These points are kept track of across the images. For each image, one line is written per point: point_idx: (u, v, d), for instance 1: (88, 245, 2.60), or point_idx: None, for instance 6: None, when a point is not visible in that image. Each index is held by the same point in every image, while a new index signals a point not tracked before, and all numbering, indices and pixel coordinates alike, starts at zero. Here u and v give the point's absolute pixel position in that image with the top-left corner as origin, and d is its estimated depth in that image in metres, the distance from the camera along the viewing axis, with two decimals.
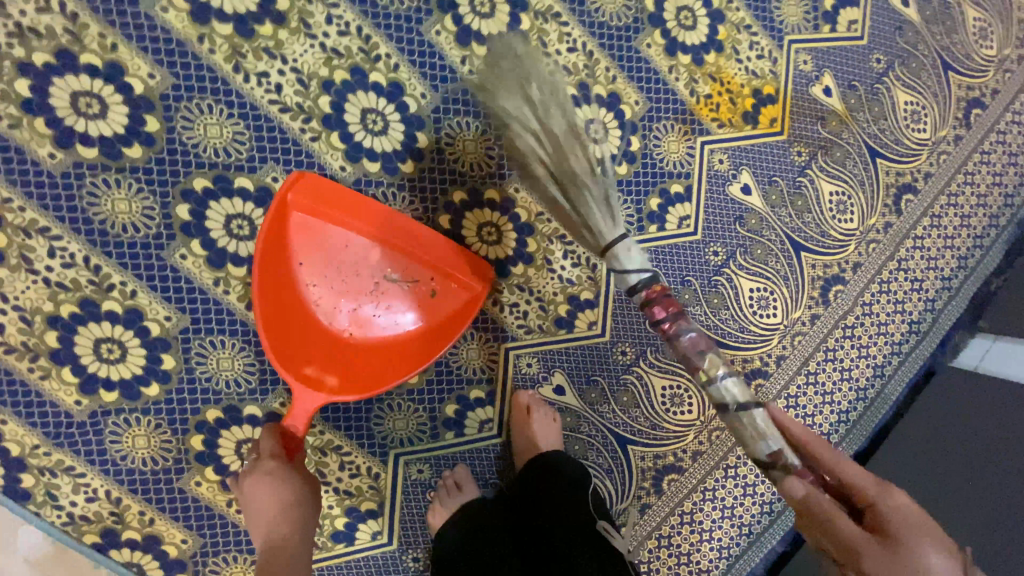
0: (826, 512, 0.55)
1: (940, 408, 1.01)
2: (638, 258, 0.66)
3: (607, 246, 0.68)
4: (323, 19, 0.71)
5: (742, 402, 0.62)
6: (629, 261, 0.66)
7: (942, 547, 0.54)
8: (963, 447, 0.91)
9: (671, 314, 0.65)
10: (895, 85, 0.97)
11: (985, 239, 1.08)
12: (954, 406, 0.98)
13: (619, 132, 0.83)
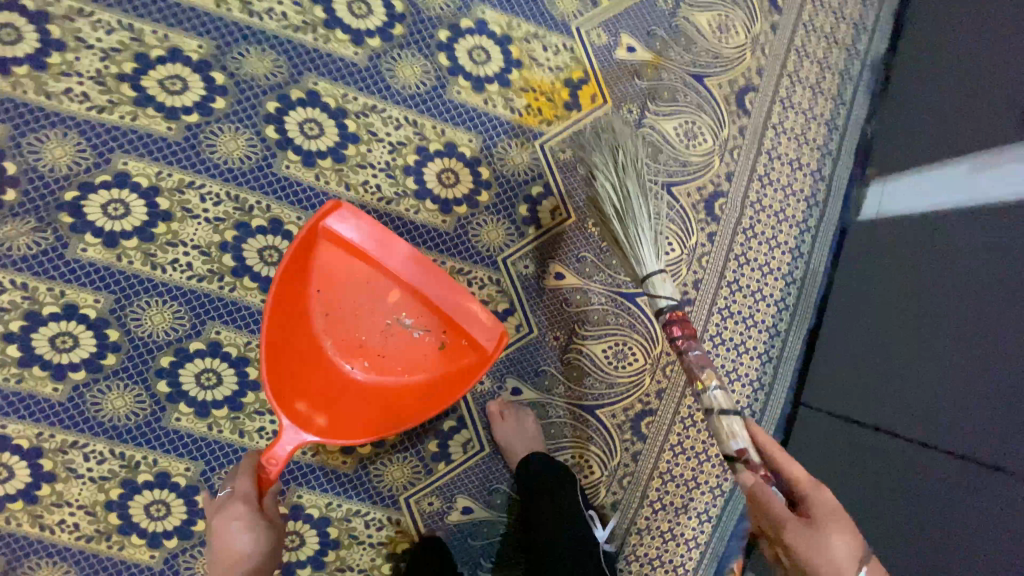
0: (761, 495, 0.69)
1: (860, 262, 1.09)
2: (668, 287, 0.85)
3: (646, 275, 0.86)
4: (200, 200, 0.88)
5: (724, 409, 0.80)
6: (663, 288, 0.85)
7: (850, 534, 0.64)
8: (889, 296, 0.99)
9: (685, 335, 0.85)
10: (691, 12, 1.07)
11: (846, 95, 1.14)
12: (873, 256, 1.06)
13: (468, 170, 0.96)
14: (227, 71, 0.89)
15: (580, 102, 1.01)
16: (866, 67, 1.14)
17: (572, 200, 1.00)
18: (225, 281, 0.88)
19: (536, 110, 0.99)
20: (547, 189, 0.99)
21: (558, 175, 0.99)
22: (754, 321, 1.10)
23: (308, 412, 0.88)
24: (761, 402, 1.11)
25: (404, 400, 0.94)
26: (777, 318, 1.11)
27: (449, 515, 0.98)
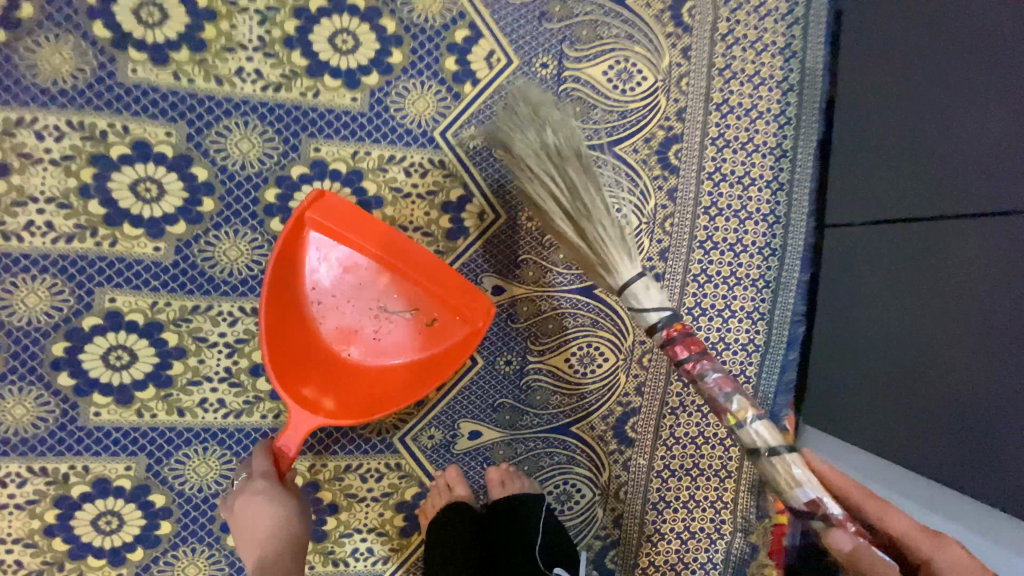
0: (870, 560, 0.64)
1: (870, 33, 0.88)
2: (653, 295, 0.69)
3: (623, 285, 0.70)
4: (36, 138, 0.68)
5: (775, 447, 0.67)
6: (647, 297, 0.69)
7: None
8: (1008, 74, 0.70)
9: (694, 353, 0.68)
10: None
11: None
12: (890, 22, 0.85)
13: (366, 26, 0.76)
14: None
15: None
16: None
17: (509, 39, 0.81)
18: (101, 235, 0.70)
19: None
20: (473, 31, 0.79)
21: (484, 9, 0.80)
22: (756, 144, 0.94)
23: (314, 397, 0.73)
24: (780, 238, 0.96)
25: (405, 384, 0.77)
26: (780, 135, 0.95)
27: (456, 445, 0.85)
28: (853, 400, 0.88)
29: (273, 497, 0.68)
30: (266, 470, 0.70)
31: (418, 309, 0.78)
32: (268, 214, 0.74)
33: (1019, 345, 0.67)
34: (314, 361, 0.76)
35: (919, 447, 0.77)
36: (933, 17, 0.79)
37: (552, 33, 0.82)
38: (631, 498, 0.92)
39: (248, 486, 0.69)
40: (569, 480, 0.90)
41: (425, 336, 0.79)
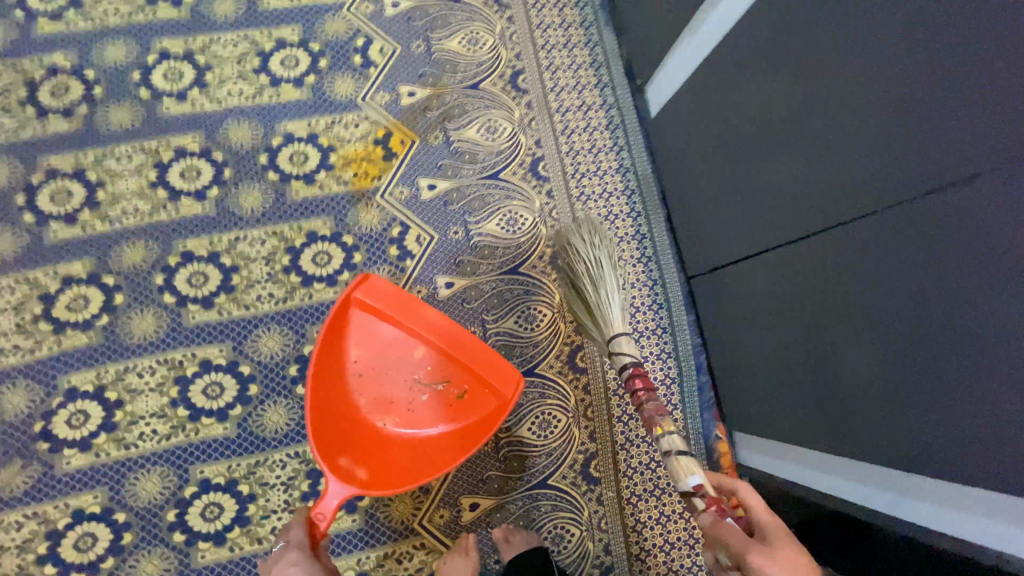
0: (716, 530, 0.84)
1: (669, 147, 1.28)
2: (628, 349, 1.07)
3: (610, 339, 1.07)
4: (140, 376, 1.05)
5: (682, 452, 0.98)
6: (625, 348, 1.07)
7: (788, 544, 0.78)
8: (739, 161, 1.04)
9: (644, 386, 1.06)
10: (442, 43, 1.31)
11: (594, 38, 1.39)
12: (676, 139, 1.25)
13: (334, 245, 1.16)
14: (113, 271, 1.09)
15: (394, 149, 1.23)
16: (595, 6, 1.41)
17: (428, 223, 1.21)
18: (187, 428, 1.04)
19: (364, 175, 1.21)
20: (403, 226, 1.20)
21: (407, 211, 1.21)
22: (620, 237, 1.31)
23: (350, 461, 1.00)
24: (662, 295, 1.29)
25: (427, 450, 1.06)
26: (636, 225, 1.31)
27: (462, 517, 1.11)
28: (754, 398, 1.12)
29: (308, 566, 0.86)
30: (301, 541, 0.88)
31: (446, 389, 1.09)
32: (293, 383, 1.08)
33: (815, 333, 0.92)
34: (350, 426, 1.05)
35: (794, 424, 1.01)
36: (700, 130, 1.15)
37: (455, 212, 1.23)
38: (611, 525, 1.15)
39: (287, 554, 0.87)
40: (558, 523, 1.14)
41: (449, 411, 1.09)
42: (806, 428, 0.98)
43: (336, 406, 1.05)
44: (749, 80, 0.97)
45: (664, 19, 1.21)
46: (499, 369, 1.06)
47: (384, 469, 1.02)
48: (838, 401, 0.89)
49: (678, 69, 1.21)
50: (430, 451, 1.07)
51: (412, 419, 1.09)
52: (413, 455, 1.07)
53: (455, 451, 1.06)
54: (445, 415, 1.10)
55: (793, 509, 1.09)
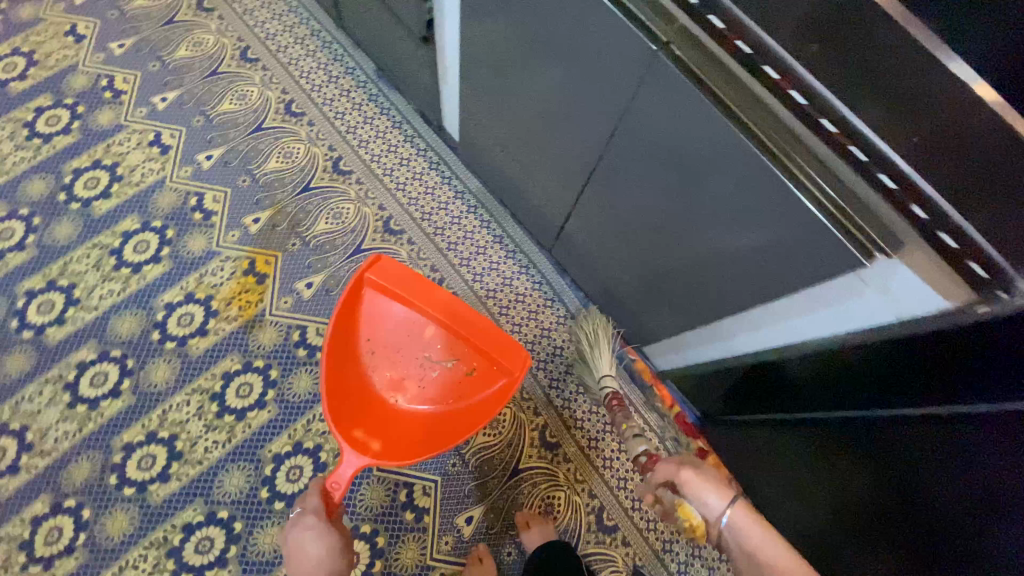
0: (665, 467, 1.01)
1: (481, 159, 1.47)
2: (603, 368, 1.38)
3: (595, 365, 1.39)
4: (136, 565, 1.15)
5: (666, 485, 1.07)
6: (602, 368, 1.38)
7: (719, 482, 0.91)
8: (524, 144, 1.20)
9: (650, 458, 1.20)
10: (262, 168, 1.48)
11: (385, 105, 1.59)
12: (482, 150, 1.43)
13: (249, 373, 1.29)
14: (71, 492, 1.19)
15: (263, 272, 1.38)
16: (374, 80, 1.62)
17: (321, 315, 1.35)
18: None
19: (248, 305, 1.35)
20: (300, 329, 1.34)
21: (298, 314, 1.35)
22: (482, 246, 1.50)
23: (365, 440, 1.13)
24: (537, 274, 1.50)
25: (441, 425, 1.21)
26: (490, 231, 1.52)
27: (464, 533, 1.26)
28: (637, 317, 1.30)
29: (320, 528, 1.04)
30: (316, 508, 1.05)
31: (460, 364, 1.25)
32: (270, 503, 1.21)
33: (639, 249, 1.09)
34: (364, 404, 1.20)
35: (667, 322, 1.20)
36: (490, 134, 1.32)
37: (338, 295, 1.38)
38: (585, 473, 1.33)
39: (306, 517, 1.05)
40: (545, 493, 1.31)
41: (466, 386, 1.25)
42: (676, 321, 1.16)
43: (352, 390, 1.20)
44: (493, 85, 1.14)
45: (417, 69, 1.40)
46: (501, 346, 1.22)
47: (396, 440, 1.17)
48: (682, 293, 1.06)
49: (448, 103, 1.40)
50: (442, 424, 1.22)
51: (425, 393, 1.26)
52: (424, 429, 1.22)
53: (463, 423, 1.21)
54: (459, 393, 1.25)
55: (718, 385, 1.25)
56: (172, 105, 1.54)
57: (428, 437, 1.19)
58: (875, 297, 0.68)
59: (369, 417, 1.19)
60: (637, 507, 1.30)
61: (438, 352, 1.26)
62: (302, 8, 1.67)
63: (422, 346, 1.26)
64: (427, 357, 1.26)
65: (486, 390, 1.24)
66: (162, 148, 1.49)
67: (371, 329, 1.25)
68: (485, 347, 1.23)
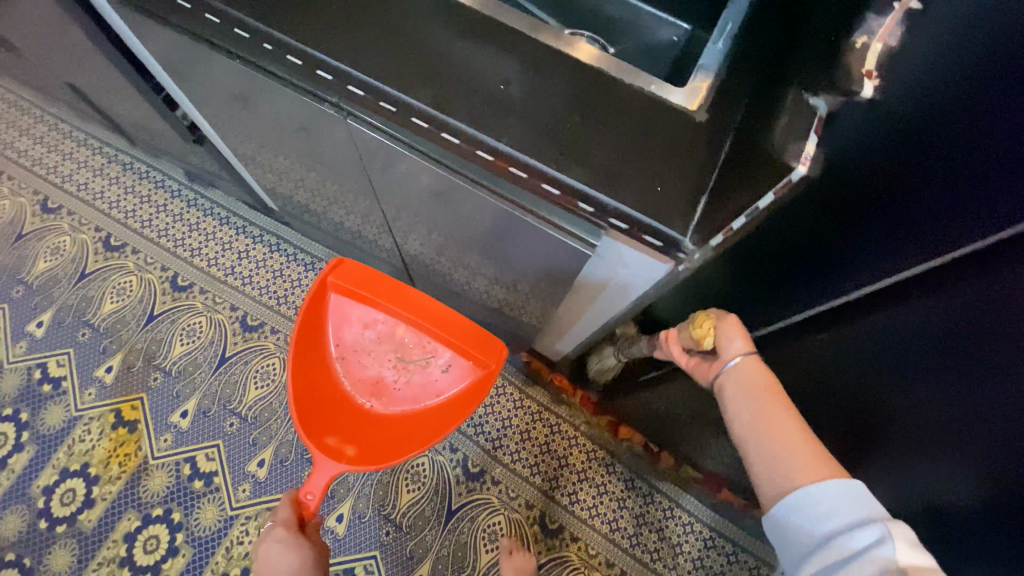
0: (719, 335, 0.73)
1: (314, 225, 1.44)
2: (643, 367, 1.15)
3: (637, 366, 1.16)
4: None
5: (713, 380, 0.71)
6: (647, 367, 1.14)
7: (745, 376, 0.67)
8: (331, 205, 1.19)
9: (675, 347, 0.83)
10: (98, 315, 1.41)
11: (203, 203, 1.53)
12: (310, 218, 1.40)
13: (152, 525, 1.24)
14: None
15: (133, 419, 1.32)
16: (188, 185, 1.55)
17: (206, 439, 1.31)
18: None
19: (128, 457, 1.29)
20: (189, 461, 1.29)
21: (183, 447, 1.30)
22: None
23: (337, 447, 1.06)
24: None
25: (415, 424, 1.13)
26: None
27: None
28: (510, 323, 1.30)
29: (292, 541, 0.95)
30: (288, 520, 0.97)
31: (437, 360, 1.15)
32: None
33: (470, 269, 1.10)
34: (335, 412, 1.13)
35: (531, 323, 1.21)
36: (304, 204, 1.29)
37: (217, 412, 1.33)
38: (517, 489, 1.34)
39: (274, 532, 0.96)
40: (487, 523, 1.31)
41: (442, 383, 1.15)
42: (536, 319, 1.17)
43: (323, 397, 1.13)
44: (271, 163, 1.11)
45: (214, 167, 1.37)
46: (471, 340, 1.12)
47: (370, 447, 1.10)
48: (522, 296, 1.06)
49: (257, 189, 1.37)
50: (419, 424, 1.14)
51: (402, 397, 1.17)
52: (400, 431, 1.14)
53: (438, 424, 1.12)
54: (436, 391, 1.15)
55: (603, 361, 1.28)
56: None
57: (403, 440, 1.11)
58: (617, 272, 0.71)
59: (340, 424, 1.12)
60: (574, 499, 1.33)
61: (411, 348, 1.16)
62: (90, 138, 1.60)
63: (393, 343, 1.17)
64: (400, 355, 1.17)
65: (465, 385, 1.13)
66: None
67: (339, 331, 1.17)
68: (460, 341, 1.12)
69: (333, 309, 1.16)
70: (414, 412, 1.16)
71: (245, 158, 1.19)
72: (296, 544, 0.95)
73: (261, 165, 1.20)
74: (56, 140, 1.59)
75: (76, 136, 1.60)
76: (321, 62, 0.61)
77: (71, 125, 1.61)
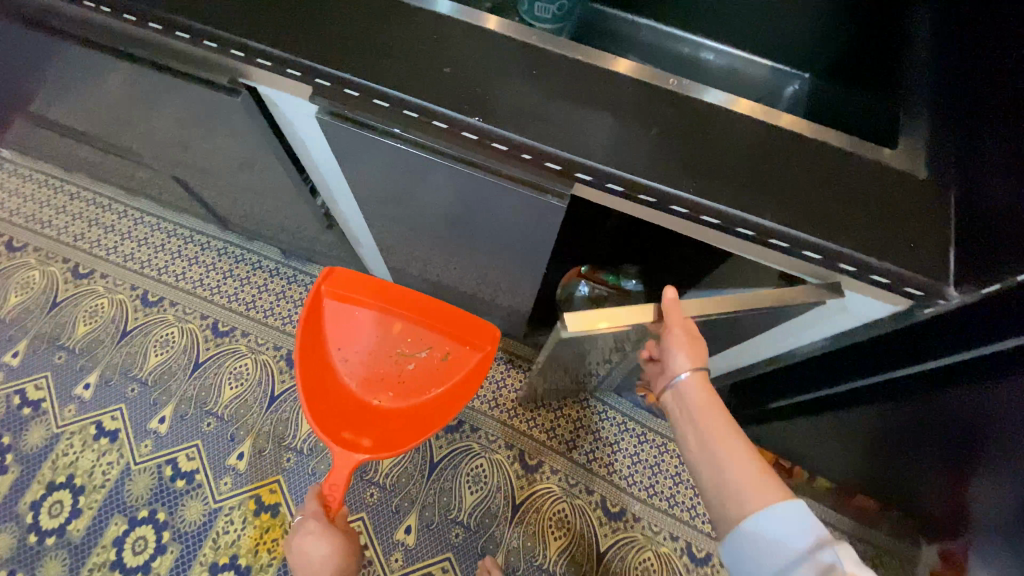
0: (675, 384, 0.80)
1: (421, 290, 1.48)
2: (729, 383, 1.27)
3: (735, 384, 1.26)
4: None
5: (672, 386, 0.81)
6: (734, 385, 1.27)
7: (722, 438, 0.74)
8: (461, 270, 1.24)
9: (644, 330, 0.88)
10: (219, 402, 1.43)
11: (302, 279, 1.58)
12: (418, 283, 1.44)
13: None
14: None
15: (273, 503, 1.34)
16: (284, 263, 1.60)
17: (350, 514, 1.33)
18: None
19: (276, 541, 1.31)
20: None
21: None
22: None
23: (352, 440, 1.12)
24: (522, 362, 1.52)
25: (426, 409, 1.19)
26: None
27: None
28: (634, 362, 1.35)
29: (322, 531, 1.04)
30: (315, 510, 1.06)
31: (435, 348, 1.21)
32: None
33: None
34: (346, 409, 1.17)
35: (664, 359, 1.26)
36: (423, 271, 1.33)
37: (356, 485, 1.36)
38: (660, 523, 1.36)
39: (305, 523, 1.05)
40: (636, 562, 1.33)
41: (443, 367, 1.21)
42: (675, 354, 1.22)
43: (330, 396, 1.16)
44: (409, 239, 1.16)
45: (323, 244, 1.41)
46: (467, 330, 1.22)
47: (384, 434, 1.14)
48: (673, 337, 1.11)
49: (368, 261, 1.41)
50: (428, 409, 1.19)
51: (406, 391, 1.21)
52: (412, 419, 1.18)
53: (446, 407, 1.18)
54: (440, 375, 1.21)
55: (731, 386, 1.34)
56: (99, 386, 1.45)
57: (418, 427, 1.16)
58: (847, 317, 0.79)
59: (351, 421, 1.16)
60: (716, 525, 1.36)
61: (408, 342, 1.22)
62: (179, 229, 1.63)
63: (390, 337, 1.23)
64: (398, 348, 1.22)
65: (466, 368, 1.21)
66: (111, 435, 1.40)
67: (336, 333, 1.21)
68: (457, 328, 1.21)
69: (328, 314, 1.21)
70: (418, 402, 1.20)
71: (371, 235, 1.24)
72: (326, 534, 1.04)
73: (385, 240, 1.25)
74: (143, 234, 1.62)
75: (163, 228, 1.63)
76: (573, 161, 0.68)
77: (156, 218, 1.64)
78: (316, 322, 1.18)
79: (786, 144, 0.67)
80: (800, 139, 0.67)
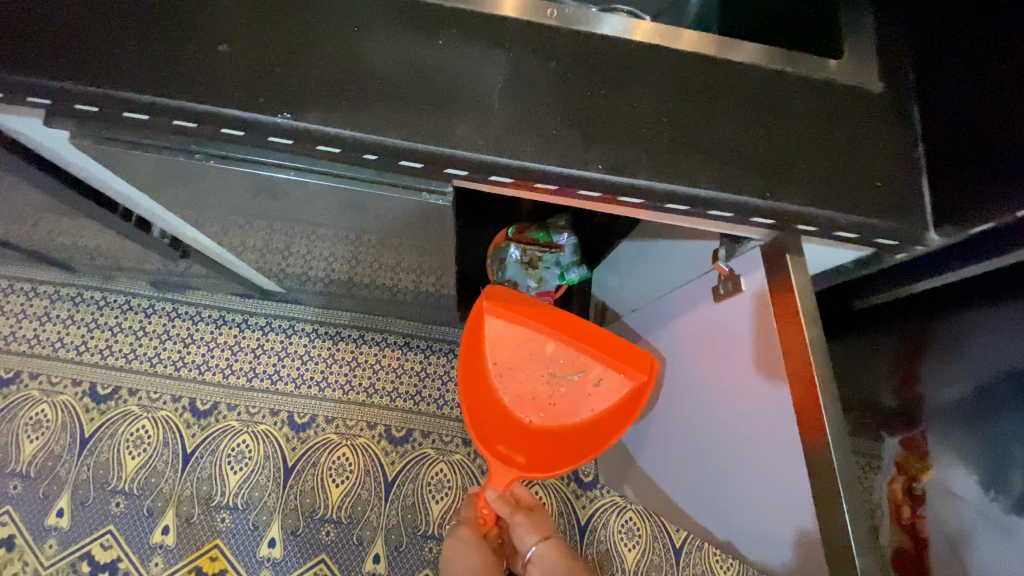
0: None
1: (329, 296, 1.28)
2: None
3: None
4: None
5: None
6: None
7: None
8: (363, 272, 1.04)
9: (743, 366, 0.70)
10: (126, 477, 1.23)
11: (189, 313, 1.34)
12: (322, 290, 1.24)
13: None
14: None
15: (218, 570, 1.19)
16: (162, 297, 1.34)
17: (308, 561, 1.20)
18: None
19: None
20: None
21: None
22: (393, 365, 1.33)
23: (508, 455, 0.98)
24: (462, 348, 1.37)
25: (581, 433, 0.99)
26: (386, 347, 1.34)
27: None
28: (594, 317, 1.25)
29: (471, 540, 0.89)
30: (468, 519, 0.94)
31: (596, 371, 0.96)
32: None
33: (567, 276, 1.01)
34: (500, 428, 1.01)
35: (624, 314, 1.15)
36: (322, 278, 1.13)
37: (307, 528, 1.22)
38: None
39: (456, 529, 0.91)
40: (620, 525, 1.28)
41: (602, 392, 0.97)
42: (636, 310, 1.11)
43: (483, 414, 1.00)
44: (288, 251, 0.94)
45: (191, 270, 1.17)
46: (624, 350, 0.95)
47: (541, 453, 0.99)
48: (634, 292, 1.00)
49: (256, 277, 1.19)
50: (586, 433, 0.98)
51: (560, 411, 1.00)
52: (567, 442, 0.99)
53: (604, 437, 0.97)
54: (598, 399, 0.96)
55: None
56: None
57: (573, 454, 0.98)
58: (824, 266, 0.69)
59: (505, 440, 1.00)
60: None
61: (562, 364, 0.97)
62: (16, 283, 1.33)
63: (542, 358, 0.98)
64: (550, 370, 0.98)
65: (630, 396, 0.95)
66: (4, 545, 1.19)
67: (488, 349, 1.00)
68: (617, 352, 0.95)
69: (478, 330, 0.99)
70: (571, 425, 0.99)
71: (244, 250, 1.02)
72: (477, 545, 0.89)
73: (263, 253, 1.03)
74: None
75: None
76: (434, 152, 0.50)
77: None
78: (470, 337, 0.99)
79: (676, 75, 0.52)
80: (691, 64, 0.52)
